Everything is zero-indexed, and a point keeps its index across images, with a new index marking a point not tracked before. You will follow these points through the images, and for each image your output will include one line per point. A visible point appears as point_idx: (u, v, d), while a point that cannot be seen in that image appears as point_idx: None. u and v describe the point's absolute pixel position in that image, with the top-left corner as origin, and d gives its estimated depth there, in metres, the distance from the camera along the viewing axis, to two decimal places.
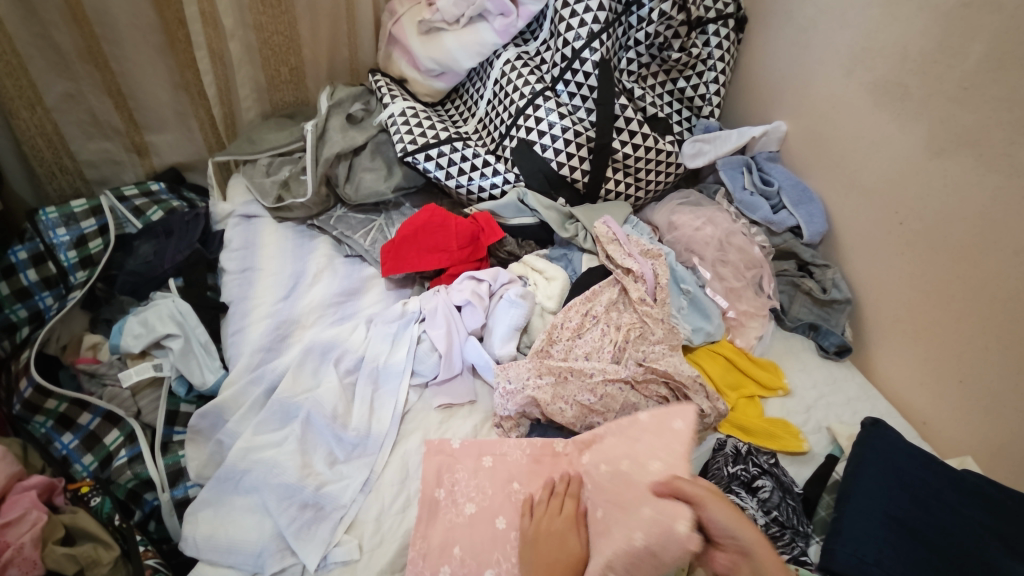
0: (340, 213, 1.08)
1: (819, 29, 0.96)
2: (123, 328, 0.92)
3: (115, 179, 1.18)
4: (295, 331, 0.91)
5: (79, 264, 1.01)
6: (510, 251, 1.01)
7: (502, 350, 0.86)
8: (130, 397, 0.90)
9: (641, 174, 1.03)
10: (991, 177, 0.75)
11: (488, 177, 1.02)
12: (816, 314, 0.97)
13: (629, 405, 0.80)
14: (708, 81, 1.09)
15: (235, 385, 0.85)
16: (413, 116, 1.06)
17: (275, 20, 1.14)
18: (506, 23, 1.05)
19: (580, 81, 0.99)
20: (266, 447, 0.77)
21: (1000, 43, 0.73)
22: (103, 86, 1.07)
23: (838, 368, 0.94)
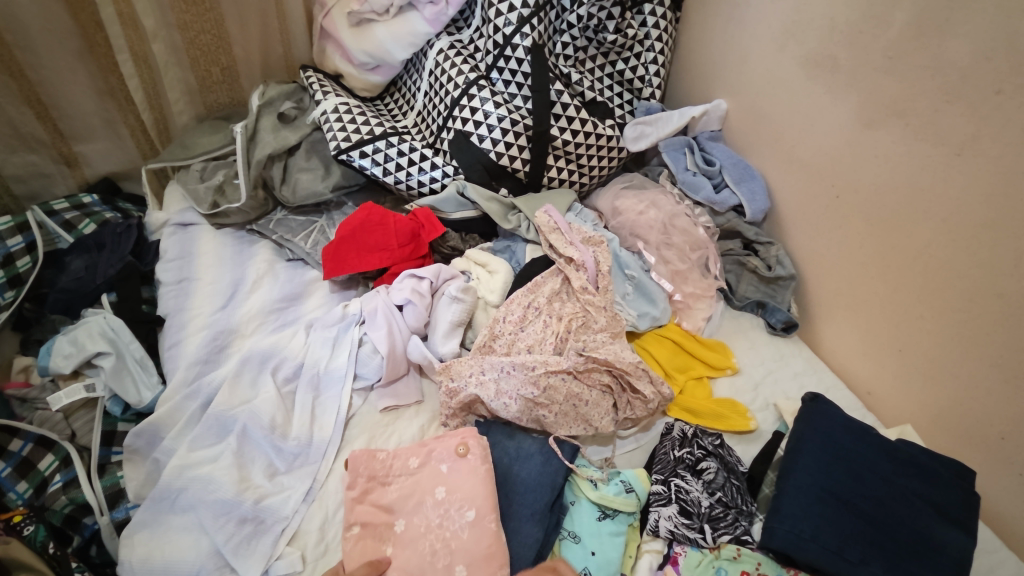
0: (279, 216, 1.05)
1: (752, 5, 0.96)
2: (53, 348, 0.89)
3: (45, 193, 1.13)
4: (234, 341, 0.89)
5: (8, 284, 0.96)
6: (453, 246, 0.98)
7: (444, 348, 0.85)
8: (62, 420, 0.86)
9: (583, 160, 1.02)
10: (918, 147, 0.75)
11: (427, 172, 0.99)
12: (762, 291, 0.98)
13: (572, 395, 0.78)
14: (647, 62, 1.07)
15: (171, 400, 0.83)
16: (347, 112, 1.03)
17: (200, 18, 1.10)
18: (436, 11, 1.02)
19: (514, 68, 0.97)
20: (203, 462, 0.75)
21: (921, 10, 0.72)
22: (20, 96, 1.02)
23: (785, 344, 0.95)
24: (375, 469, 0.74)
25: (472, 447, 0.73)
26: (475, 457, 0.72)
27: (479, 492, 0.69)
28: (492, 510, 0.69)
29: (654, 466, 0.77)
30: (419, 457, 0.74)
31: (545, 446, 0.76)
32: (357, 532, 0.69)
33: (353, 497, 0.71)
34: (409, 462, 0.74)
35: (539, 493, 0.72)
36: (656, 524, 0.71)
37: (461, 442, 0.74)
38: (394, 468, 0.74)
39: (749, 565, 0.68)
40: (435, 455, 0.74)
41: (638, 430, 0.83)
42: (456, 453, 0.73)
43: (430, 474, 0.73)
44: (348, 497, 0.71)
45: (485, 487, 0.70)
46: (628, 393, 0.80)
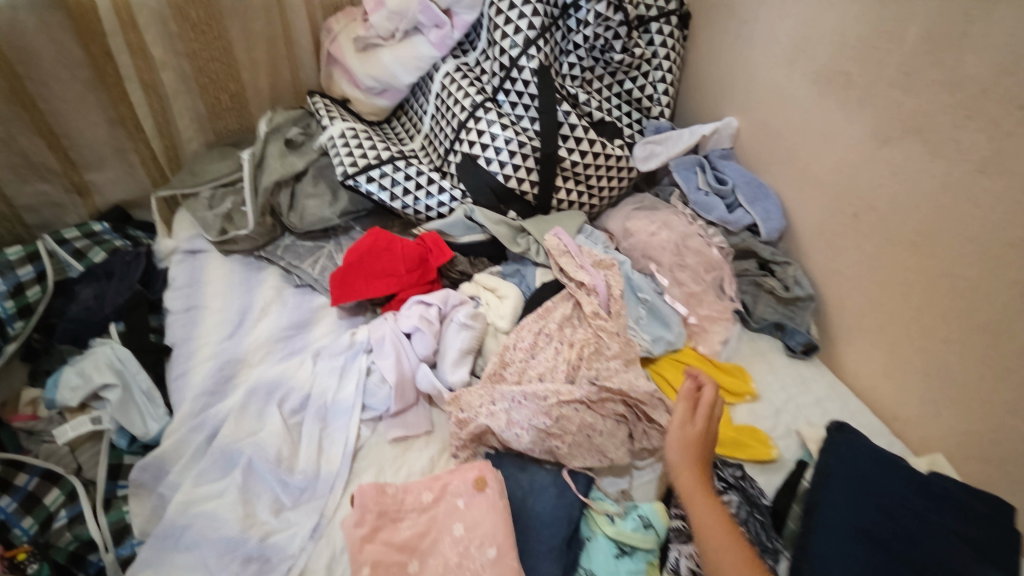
0: (287, 242, 1.05)
1: (759, 21, 0.94)
2: (61, 380, 0.88)
3: (58, 223, 1.13)
4: (240, 371, 0.88)
5: (17, 314, 0.95)
6: (461, 271, 0.97)
7: (453, 377, 0.83)
8: (69, 453, 0.85)
9: (592, 181, 1.00)
10: (939, 164, 0.73)
11: (434, 196, 0.98)
12: (780, 313, 0.94)
13: (586, 426, 0.75)
14: (655, 81, 1.06)
15: (177, 433, 0.81)
16: (353, 137, 1.02)
17: (208, 47, 1.11)
18: (442, 34, 1.01)
19: (521, 90, 0.96)
20: (208, 498, 0.73)
21: (935, 25, 0.70)
22: (32, 127, 1.02)
23: (806, 367, 0.92)
24: (386, 501, 0.70)
25: (489, 482, 0.71)
26: (493, 491, 0.70)
27: (498, 529, 0.67)
28: (513, 549, 0.66)
29: (672, 499, 0.75)
30: (433, 492, 0.72)
31: (559, 478, 0.74)
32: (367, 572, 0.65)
33: (361, 535, 0.67)
34: (422, 497, 0.71)
35: (556, 528, 0.70)
36: (676, 562, 0.68)
37: (479, 475, 0.72)
38: (405, 504, 0.71)
39: None
40: (450, 488, 0.72)
41: (656, 461, 0.80)
42: (474, 486, 0.70)
43: (446, 509, 0.70)
44: (357, 535, 0.67)
45: (504, 522, 0.67)
46: (644, 423, 0.78)
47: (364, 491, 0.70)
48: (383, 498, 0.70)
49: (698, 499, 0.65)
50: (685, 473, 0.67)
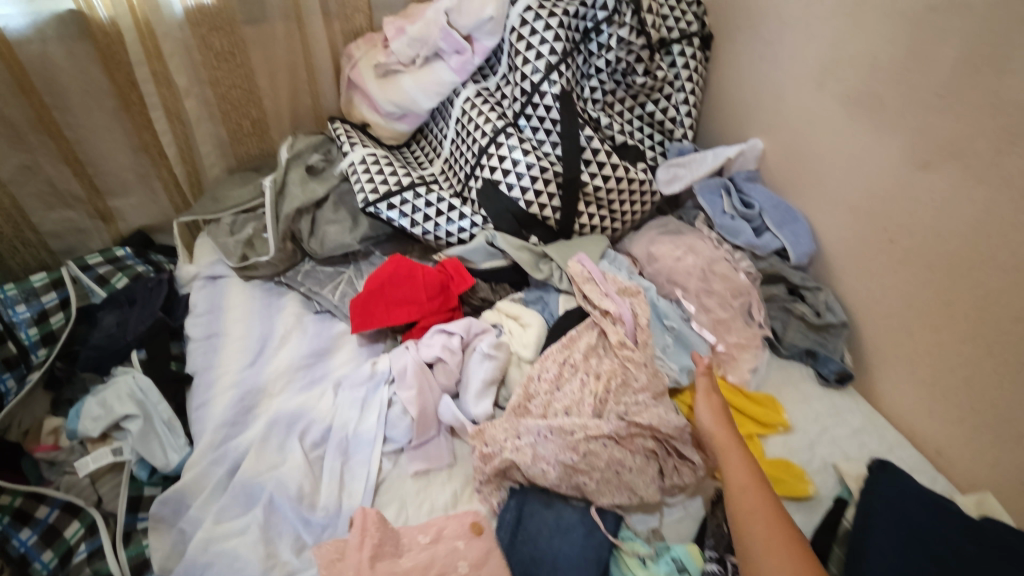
0: (308, 267, 1.04)
1: (785, 42, 0.93)
2: (83, 410, 0.88)
3: (82, 247, 1.16)
4: (261, 401, 0.86)
5: (41, 341, 0.98)
6: (483, 298, 0.96)
7: (477, 409, 0.81)
8: (89, 485, 0.85)
9: (615, 206, 0.99)
10: (980, 190, 0.70)
11: (455, 222, 0.97)
12: (811, 339, 0.91)
13: (614, 462, 0.73)
14: (678, 103, 1.05)
15: (197, 466, 0.80)
16: (374, 163, 1.02)
17: (231, 74, 1.11)
18: (462, 60, 1.01)
19: (542, 115, 0.95)
20: (229, 536, 0.72)
21: (975, 47, 0.68)
22: (59, 155, 1.04)
23: (840, 396, 0.89)
24: (385, 532, 0.70)
25: (485, 528, 0.72)
26: (490, 537, 0.70)
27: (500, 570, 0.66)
28: None
29: (706, 539, 0.72)
30: (430, 535, 0.71)
31: (587, 517, 0.72)
32: None
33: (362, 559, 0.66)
34: (419, 538, 0.70)
35: (584, 568, 0.68)
36: None
37: (474, 521, 0.72)
38: (402, 543, 0.70)
39: None
40: (445, 533, 0.71)
41: (686, 496, 0.77)
42: (473, 529, 0.71)
43: (446, 548, 0.68)
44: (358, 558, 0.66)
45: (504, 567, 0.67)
46: (675, 458, 0.75)
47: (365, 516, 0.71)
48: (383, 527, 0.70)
49: (728, 450, 0.72)
50: (716, 430, 0.74)
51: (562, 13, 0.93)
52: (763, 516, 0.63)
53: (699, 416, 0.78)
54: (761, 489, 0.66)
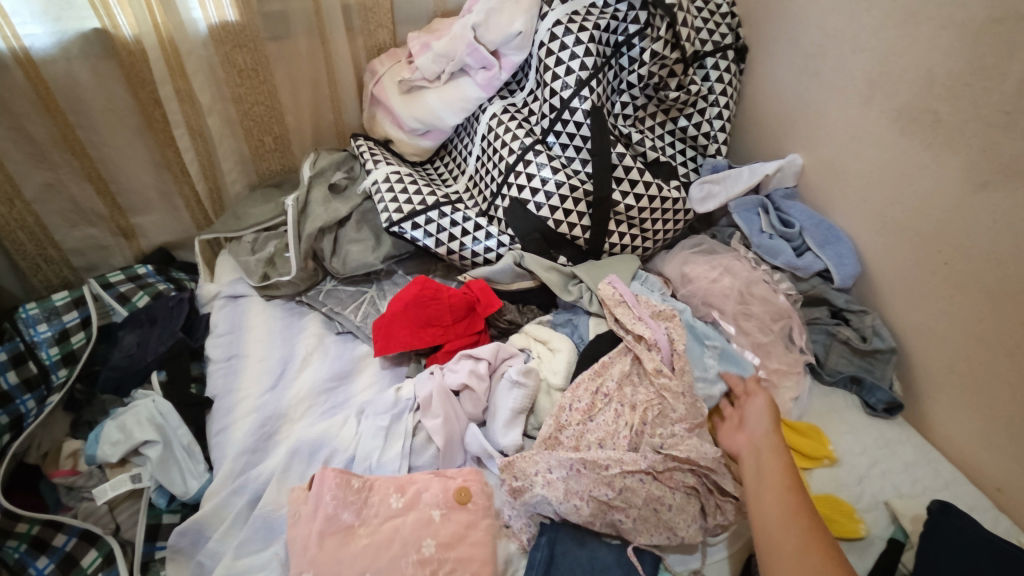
0: (329, 287, 1.02)
1: (828, 55, 0.89)
2: (101, 435, 0.86)
3: (103, 264, 1.16)
4: (282, 427, 0.84)
5: (61, 362, 0.97)
6: (510, 320, 0.93)
7: (505, 440, 0.77)
8: (107, 512, 0.82)
9: (647, 225, 0.95)
10: None
11: (481, 242, 0.94)
12: (856, 365, 0.87)
13: (653, 499, 0.69)
14: (711, 118, 1.01)
15: (217, 496, 0.77)
16: (398, 181, 1.00)
17: (254, 91, 1.10)
18: (489, 76, 0.99)
19: (572, 132, 0.92)
20: (250, 572, 0.70)
21: None
22: (82, 173, 1.04)
23: (889, 427, 0.84)
24: (345, 498, 0.71)
25: (472, 493, 0.73)
26: (476, 508, 0.72)
27: (476, 555, 0.68)
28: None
29: None
30: (403, 498, 0.72)
31: (623, 558, 0.68)
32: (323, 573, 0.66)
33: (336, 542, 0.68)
34: (391, 504, 0.71)
35: None
36: None
37: (462, 485, 0.74)
38: (373, 505, 0.71)
39: None
40: (424, 498, 0.72)
41: (729, 535, 0.72)
42: (456, 499, 0.72)
43: (417, 518, 0.70)
44: (316, 530, 0.68)
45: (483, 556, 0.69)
46: (716, 495, 0.71)
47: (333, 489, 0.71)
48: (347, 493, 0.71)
49: (773, 449, 0.70)
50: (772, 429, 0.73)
51: (593, 27, 0.91)
52: (786, 515, 0.61)
53: (753, 411, 0.76)
54: (793, 494, 0.63)
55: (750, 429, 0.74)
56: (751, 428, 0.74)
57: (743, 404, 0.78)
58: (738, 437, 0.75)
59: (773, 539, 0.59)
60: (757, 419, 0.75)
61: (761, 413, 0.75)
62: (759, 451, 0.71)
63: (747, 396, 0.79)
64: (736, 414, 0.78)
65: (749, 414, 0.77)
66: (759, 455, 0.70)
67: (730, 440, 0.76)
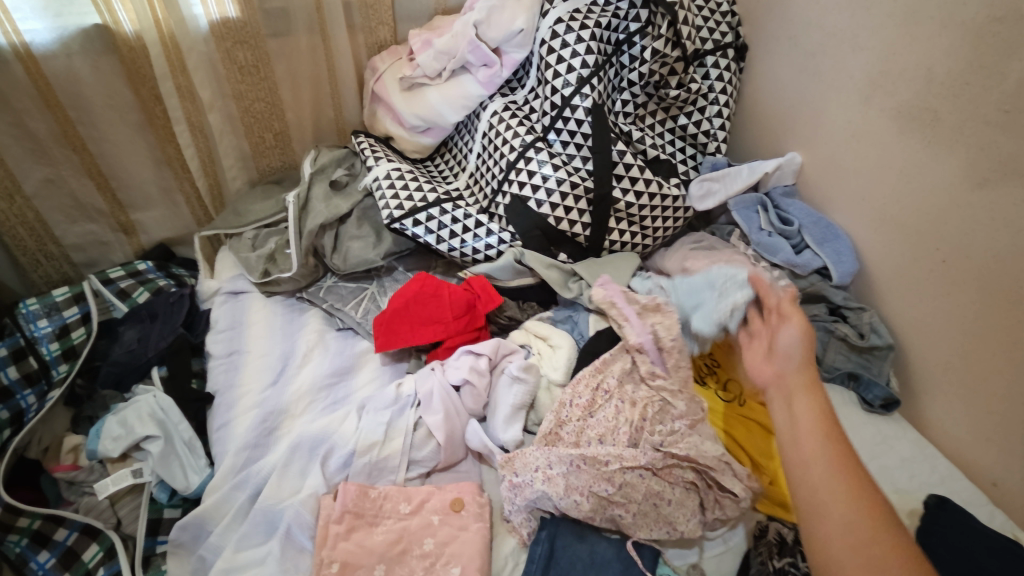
0: (329, 283, 1.02)
1: (829, 53, 0.89)
2: (102, 430, 0.86)
3: (103, 260, 1.15)
4: (283, 422, 0.84)
5: (61, 357, 0.97)
6: (510, 317, 0.93)
7: (506, 436, 0.78)
8: (108, 507, 0.83)
9: (647, 222, 0.96)
10: None
11: (482, 238, 0.94)
12: (854, 362, 0.86)
13: (653, 494, 0.70)
14: (711, 116, 1.01)
15: (218, 490, 0.78)
16: (399, 178, 1.00)
17: (255, 88, 1.10)
18: (490, 73, 0.99)
19: (573, 129, 0.92)
20: (249, 566, 0.70)
21: None
22: (83, 169, 1.04)
23: (886, 424, 0.84)
24: (363, 505, 0.73)
25: (467, 504, 0.74)
26: (470, 515, 0.73)
27: (467, 549, 0.69)
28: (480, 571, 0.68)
29: None
30: (412, 504, 0.74)
31: (623, 552, 0.69)
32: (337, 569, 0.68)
33: (338, 532, 0.70)
34: (400, 508, 0.73)
35: None
36: None
37: (458, 497, 0.75)
38: (385, 509, 0.73)
39: None
40: (429, 505, 0.74)
41: (727, 529, 0.72)
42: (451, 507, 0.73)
43: (422, 523, 0.72)
44: (333, 531, 0.70)
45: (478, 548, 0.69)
46: (715, 490, 0.71)
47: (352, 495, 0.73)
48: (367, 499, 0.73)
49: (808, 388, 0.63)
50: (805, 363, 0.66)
51: (594, 25, 0.91)
52: (834, 478, 0.55)
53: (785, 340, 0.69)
54: (833, 443, 0.57)
55: (781, 360, 0.68)
56: (785, 364, 0.67)
57: (775, 326, 0.72)
58: (761, 365, 0.70)
59: (822, 504, 0.53)
60: (789, 351, 0.68)
61: (794, 343, 0.68)
62: (796, 399, 0.63)
63: (780, 318, 0.72)
64: (765, 335, 0.73)
65: (779, 339, 0.70)
66: (797, 404, 0.62)
67: (754, 371, 0.70)
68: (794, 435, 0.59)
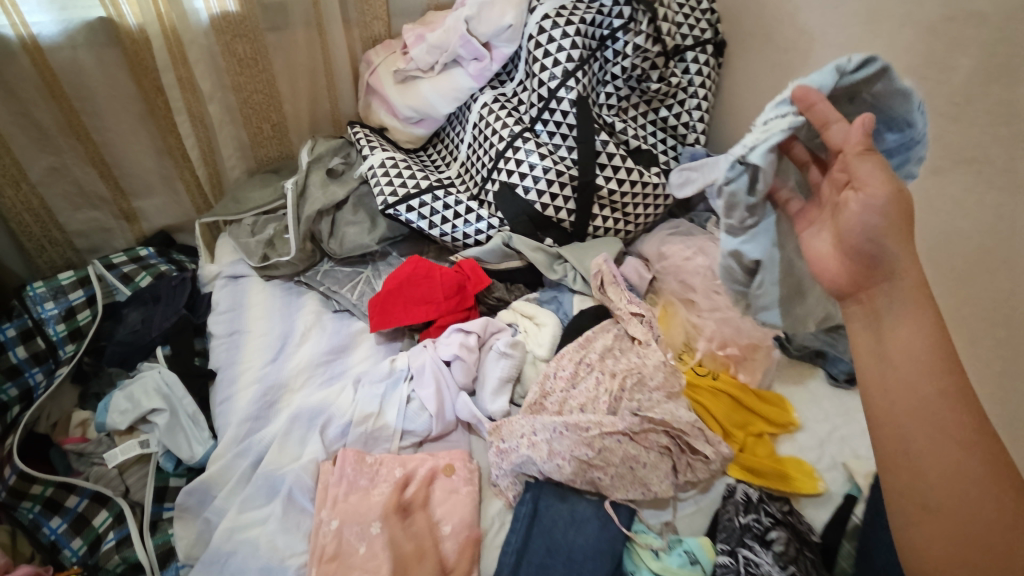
0: (326, 267, 1.07)
1: (800, 50, 0.95)
2: (110, 405, 0.90)
3: (106, 246, 1.19)
4: (283, 396, 0.89)
5: (68, 337, 1.02)
6: (499, 297, 0.98)
7: (494, 406, 0.83)
8: (117, 476, 0.87)
9: (629, 209, 1.01)
10: (993, 195, 0.71)
11: (472, 224, 0.99)
12: (822, 340, 0.92)
13: (629, 458, 0.75)
14: (690, 109, 1.07)
15: (221, 459, 0.82)
16: (393, 166, 1.04)
17: (253, 80, 1.14)
18: (480, 67, 1.04)
19: (559, 120, 0.97)
20: (252, 525, 0.75)
21: (990, 57, 0.69)
22: (86, 157, 1.08)
23: (851, 397, 0.90)
24: (361, 469, 0.78)
25: (457, 469, 0.79)
26: (459, 479, 0.78)
27: (460, 509, 0.75)
28: (468, 528, 0.74)
29: (718, 534, 0.73)
30: (405, 468, 0.78)
31: (601, 510, 0.74)
32: (336, 525, 0.72)
33: (339, 492, 0.75)
34: (394, 472, 0.78)
35: (600, 561, 0.70)
36: None
37: (449, 462, 0.80)
38: (380, 473, 0.78)
39: None
40: (421, 470, 0.79)
41: (697, 492, 0.78)
42: (443, 472, 0.78)
43: (414, 485, 0.77)
44: (333, 492, 0.75)
45: (466, 506, 0.75)
46: (687, 454, 0.77)
47: (349, 462, 0.78)
48: (363, 463, 0.78)
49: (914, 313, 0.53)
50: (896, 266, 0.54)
51: (579, 21, 0.96)
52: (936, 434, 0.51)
53: (863, 224, 0.54)
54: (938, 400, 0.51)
55: (866, 253, 0.54)
56: (866, 265, 0.55)
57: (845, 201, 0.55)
58: (831, 260, 0.57)
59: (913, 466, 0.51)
60: (873, 239, 0.53)
61: (871, 221, 0.53)
62: (891, 334, 0.54)
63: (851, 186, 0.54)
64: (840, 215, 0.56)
65: (853, 216, 0.54)
66: (891, 339, 0.54)
67: (825, 273, 0.58)
68: (888, 383, 0.53)
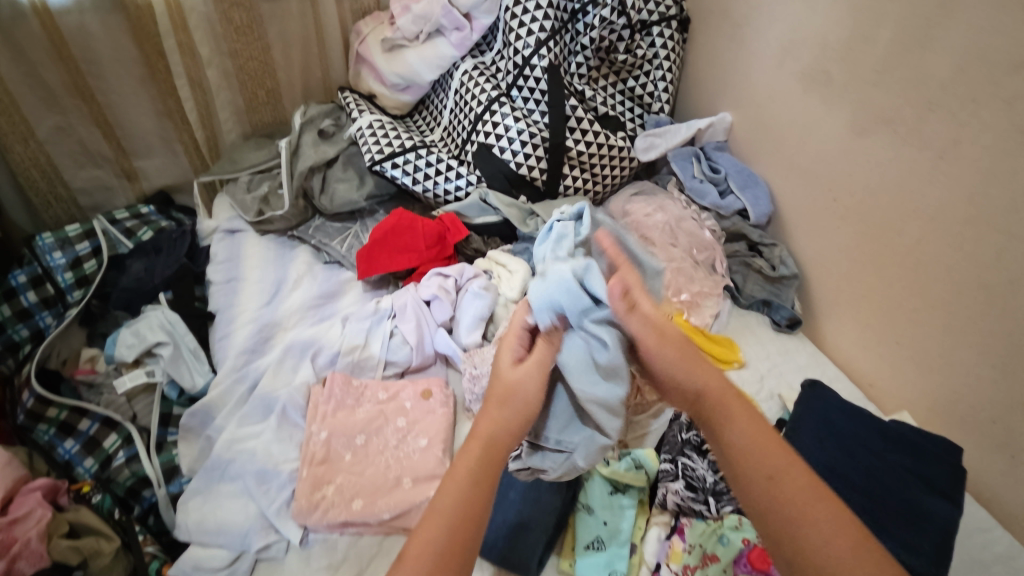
0: (318, 223, 1.15)
1: (752, 25, 1.04)
2: (118, 339, 0.99)
3: (108, 205, 1.26)
4: (277, 333, 0.98)
5: (76, 284, 1.09)
6: (476, 248, 1.08)
7: (468, 339, 0.92)
8: (126, 402, 0.96)
9: (596, 169, 1.10)
10: (906, 151, 0.80)
11: (452, 181, 1.08)
12: (767, 291, 1.02)
13: None
14: (655, 80, 1.16)
15: (221, 385, 0.91)
16: (379, 128, 1.13)
17: (249, 47, 1.21)
18: (461, 37, 1.12)
19: (533, 86, 1.06)
20: (250, 437, 0.84)
21: (903, 27, 0.78)
22: (91, 118, 1.15)
23: (791, 339, 0.99)
24: (349, 391, 0.87)
25: (434, 393, 0.88)
26: (436, 401, 0.87)
27: (434, 426, 0.84)
28: (442, 442, 0.83)
29: (662, 446, 0.84)
30: (388, 392, 0.88)
31: None
32: (325, 436, 0.81)
33: (327, 410, 0.84)
34: (378, 394, 0.88)
35: None
36: (665, 497, 0.77)
37: (427, 388, 0.89)
38: (365, 394, 0.88)
39: (751, 533, 0.71)
40: (402, 393, 0.88)
41: (648, 417, 0.86)
42: (422, 395, 0.88)
43: (395, 406, 0.86)
44: (322, 410, 0.84)
45: (440, 423, 0.84)
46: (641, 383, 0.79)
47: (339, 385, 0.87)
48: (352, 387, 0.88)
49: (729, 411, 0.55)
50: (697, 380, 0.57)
51: None
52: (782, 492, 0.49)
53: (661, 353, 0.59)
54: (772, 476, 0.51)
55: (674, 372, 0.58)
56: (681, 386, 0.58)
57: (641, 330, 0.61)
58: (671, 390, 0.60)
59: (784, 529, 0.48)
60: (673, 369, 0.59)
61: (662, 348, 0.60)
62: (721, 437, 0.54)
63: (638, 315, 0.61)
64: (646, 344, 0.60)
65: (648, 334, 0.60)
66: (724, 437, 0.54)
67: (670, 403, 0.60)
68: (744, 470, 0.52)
